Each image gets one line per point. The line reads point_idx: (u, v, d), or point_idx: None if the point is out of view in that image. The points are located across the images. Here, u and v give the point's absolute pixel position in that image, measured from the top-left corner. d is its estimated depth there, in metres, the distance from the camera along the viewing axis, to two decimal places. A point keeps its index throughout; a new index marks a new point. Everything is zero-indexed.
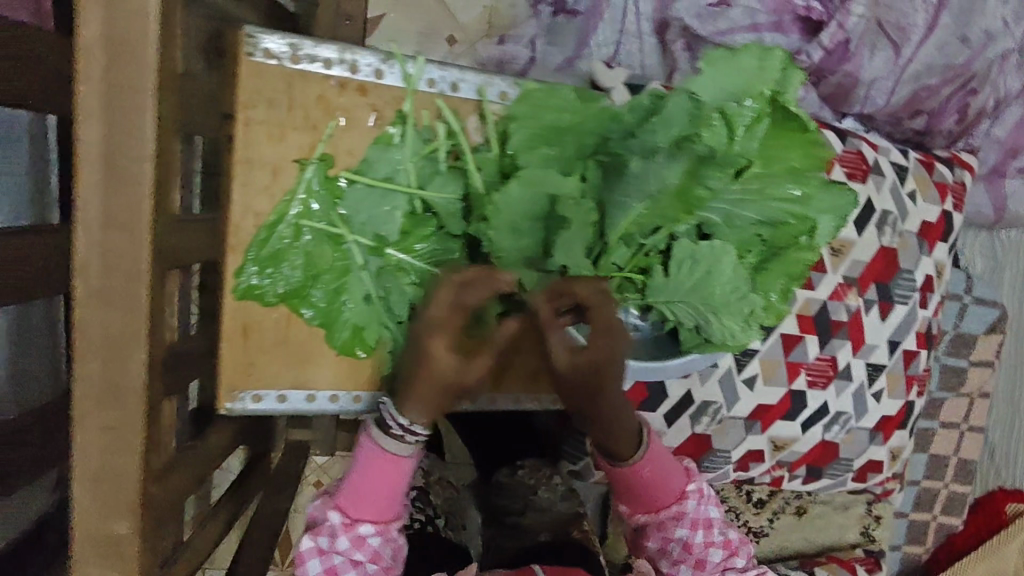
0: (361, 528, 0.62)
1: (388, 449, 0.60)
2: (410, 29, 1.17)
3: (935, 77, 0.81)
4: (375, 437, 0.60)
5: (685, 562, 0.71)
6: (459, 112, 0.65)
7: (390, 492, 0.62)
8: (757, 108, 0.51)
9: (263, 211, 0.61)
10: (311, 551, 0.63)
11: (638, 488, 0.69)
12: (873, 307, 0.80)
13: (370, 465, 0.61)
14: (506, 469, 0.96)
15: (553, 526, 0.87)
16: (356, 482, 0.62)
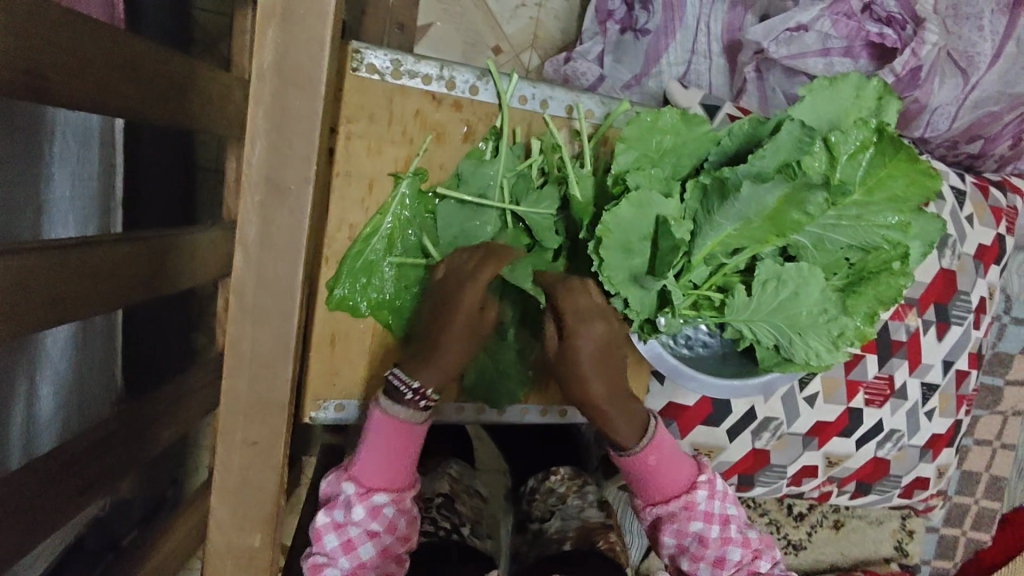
0: (376, 499, 0.58)
1: (399, 418, 0.58)
2: (457, 39, 1.18)
3: (998, 104, 0.82)
4: (385, 403, 0.58)
5: (704, 559, 0.65)
6: (548, 129, 0.66)
7: (401, 459, 0.59)
8: (862, 136, 0.53)
9: (357, 223, 0.62)
10: (327, 527, 0.58)
11: (651, 479, 0.64)
12: (932, 327, 0.81)
13: (382, 431, 0.58)
14: (539, 474, 0.94)
15: (578, 534, 0.84)
16: (365, 453, 0.58)
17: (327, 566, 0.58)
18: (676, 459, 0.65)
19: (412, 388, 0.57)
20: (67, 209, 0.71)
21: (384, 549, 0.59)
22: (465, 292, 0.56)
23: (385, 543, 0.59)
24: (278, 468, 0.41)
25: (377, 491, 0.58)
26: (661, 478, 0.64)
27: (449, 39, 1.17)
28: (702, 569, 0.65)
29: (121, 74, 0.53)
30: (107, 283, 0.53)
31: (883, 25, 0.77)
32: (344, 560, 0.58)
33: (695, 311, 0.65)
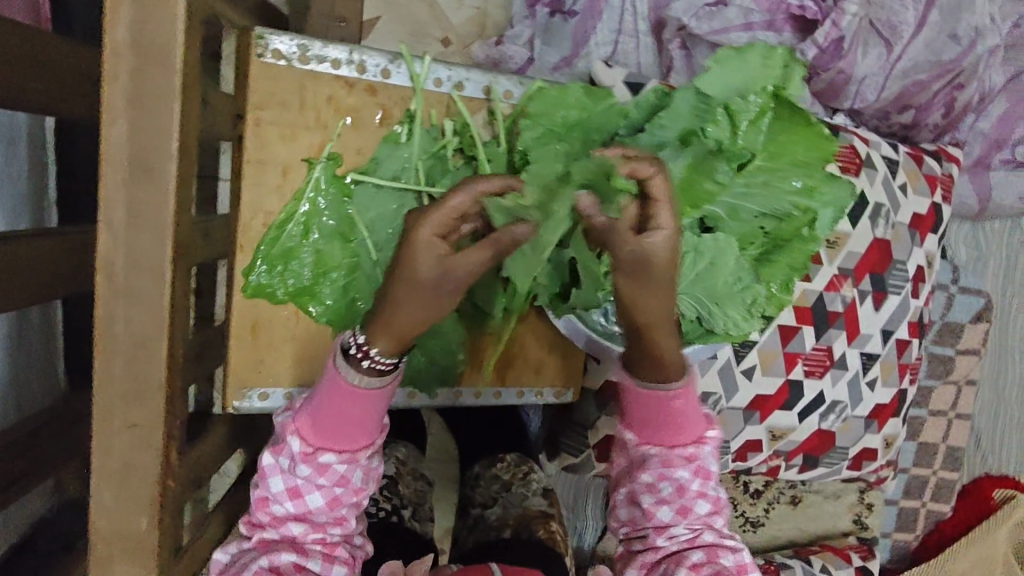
0: (324, 457, 0.53)
1: (352, 383, 0.51)
2: (402, 31, 1.18)
3: (923, 73, 0.82)
4: (343, 360, 0.51)
5: (670, 504, 0.61)
6: (466, 110, 0.66)
7: (354, 424, 0.52)
8: (761, 102, 0.51)
9: (273, 210, 0.62)
10: (273, 468, 0.54)
11: (662, 416, 0.60)
12: (868, 297, 0.81)
13: (333, 391, 0.52)
14: (484, 460, 0.96)
15: (517, 520, 0.86)
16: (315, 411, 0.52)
17: (274, 503, 0.54)
18: (691, 409, 0.60)
19: (359, 345, 0.51)
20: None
21: (334, 499, 0.54)
22: (414, 239, 0.43)
23: (335, 494, 0.54)
24: (160, 449, 0.41)
25: (325, 449, 0.53)
26: (668, 422, 0.59)
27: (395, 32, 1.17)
28: (662, 510, 0.61)
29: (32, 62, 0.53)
30: (29, 279, 0.53)
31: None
32: (290, 504, 0.54)
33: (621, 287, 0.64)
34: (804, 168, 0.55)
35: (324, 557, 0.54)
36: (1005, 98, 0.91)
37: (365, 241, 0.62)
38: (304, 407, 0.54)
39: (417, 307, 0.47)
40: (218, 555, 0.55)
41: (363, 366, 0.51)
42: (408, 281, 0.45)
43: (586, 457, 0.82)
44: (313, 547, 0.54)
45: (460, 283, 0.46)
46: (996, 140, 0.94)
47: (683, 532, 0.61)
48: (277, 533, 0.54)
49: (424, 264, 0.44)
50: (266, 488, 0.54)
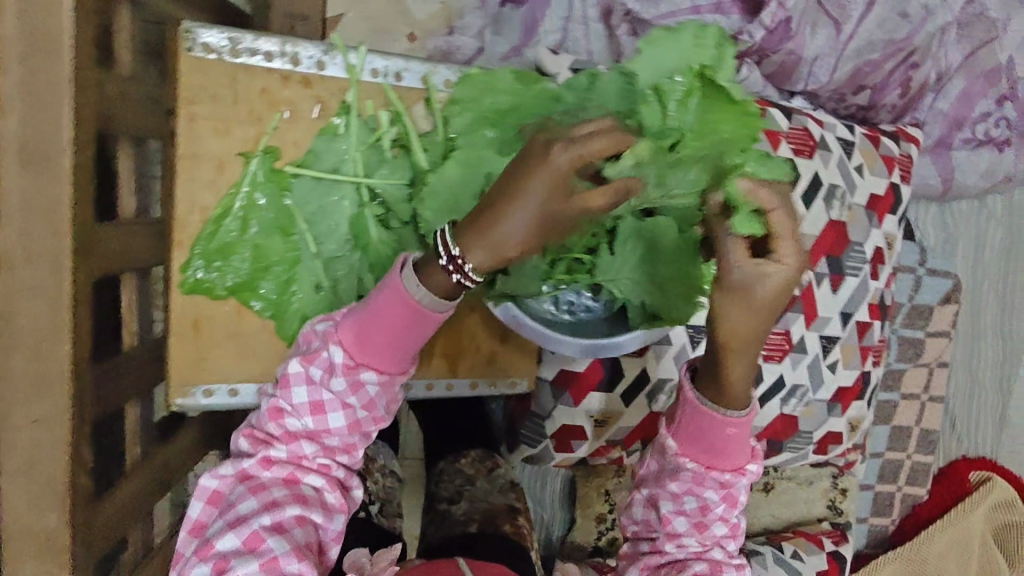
0: (362, 374, 0.52)
1: (409, 300, 0.50)
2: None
3: (877, 51, 0.82)
4: (407, 272, 0.50)
5: (688, 517, 0.57)
6: (405, 101, 0.66)
7: (398, 345, 0.51)
8: (687, 82, 0.52)
9: (209, 205, 0.61)
10: (302, 378, 0.53)
11: (714, 437, 0.54)
12: (825, 279, 0.81)
13: (388, 303, 0.50)
14: (449, 456, 0.95)
15: (484, 514, 0.84)
16: (362, 323, 0.51)
17: (291, 415, 0.53)
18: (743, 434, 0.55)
19: (449, 255, 0.47)
20: None
21: (353, 423, 0.53)
22: (552, 160, 0.42)
23: (355, 418, 0.53)
24: (66, 444, 0.41)
25: (364, 365, 0.51)
26: (714, 440, 0.54)
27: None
28: (679, 520, 0.58)
29: None
30: None
31: None
32: (308, 419, 0.53)
33: (569, 276, 0.65)
34: (739, 146, 0.52)
35: (324, 483, 0.54)
36: (963, 76, 0.90)
37: (304, 235, 0.62)
38: (349, 317, 0.52)
39: (514, 231, 0.45)
40: (211, 476, 0.55)
41: (441, 273, 0.48)
42: (509, 201, 0.45)
43: (546, 445, 0.80)
44: (315, 477, 0.54)
45: (553, 226, 0.45)
46: (956, 119, 0.93)
47: (694, 544, 0.58)
48: (287, 450, 0.53)
49: (538, 185, 0.43)
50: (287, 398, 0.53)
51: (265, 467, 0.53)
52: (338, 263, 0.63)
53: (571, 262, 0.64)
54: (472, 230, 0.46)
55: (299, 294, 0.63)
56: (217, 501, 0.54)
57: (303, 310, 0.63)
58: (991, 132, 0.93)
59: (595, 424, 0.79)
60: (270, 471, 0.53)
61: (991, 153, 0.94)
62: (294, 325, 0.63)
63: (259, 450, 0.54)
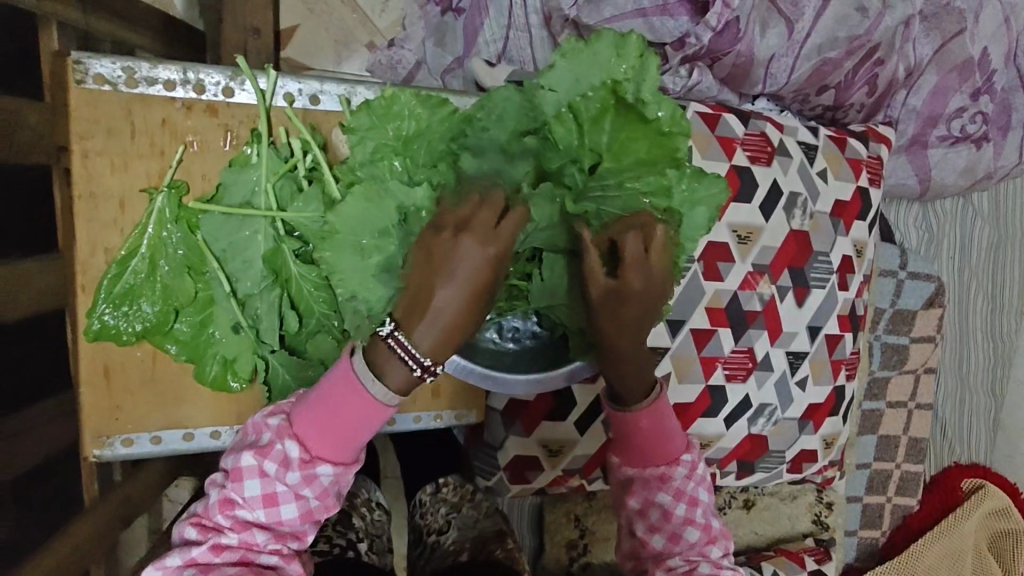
0: (317, 469, 0.46)
1: (368, 391, 0.45)
2: (326, 40, 1.14)
3: (838, 49, 0.76)
4: (365, 355, 0.45)
5: (660, 531, 0.58)
6: (323, 125, 0.62)
7: (356, 439, 0.46)
8: (601, 97, 0.46)
9: (113, 245, 0.58)
10: (253, 470, 0.46)
11: (640, 440, 0.57)
12: (788, 293, 0.77)
13: (349, 395, 0.45)
14: (429, 486, 0.93)
15: (475, 542, 0.83)
16: (314, 414, 0.46)
17: (240, 506, 0.46)
18: (669, 427, 0.57)
19: (418, 361, 0.43)
20: None
21: (306, 513, 0.47)
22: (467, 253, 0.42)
23: (309, 508, 0.47)
24: None
25: (322, 461, 0.46)
26: (646, 445, 0.57)
27: (318, 39, 1.14)
28: (654, 538, 0.58)
29: None
30: None
31: None
32: (260, 511, 0.46)
33: (508, 303, 0.62)
34: (659, 168, 0.49)
35: (280, 561, 0.47)
36: (934, 71, 0.85)
37: (216, 271, 0.58)
38: (303, 408, 0.47)
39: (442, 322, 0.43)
40: (153, 567, 0.46)
41: (408, 376, 0.44)
42: (444, 281, 0.42)
43: (500, 478, 0.77)
44: (270, 559, 0.47)
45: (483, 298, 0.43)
46: (930, 116, 0.88)
47: (680, 563, 0.57)
48: (238, 540, 0.46)
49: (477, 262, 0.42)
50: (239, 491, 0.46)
51: (216, 554, 0.46)
52: (255, 300, 0.59)
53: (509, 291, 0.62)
54: (418, 325, 0.43)
55: (216, 335, 0.60)
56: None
57: (219, 353, 0.60)
58: (968, 128, 0.88)
59: (548, 454, 0.75)
60: (220, 559, 0.46)
61: (968, 150, 0.89)
62: (211, 368, 0.60)
63: (210, 538, 0.47)
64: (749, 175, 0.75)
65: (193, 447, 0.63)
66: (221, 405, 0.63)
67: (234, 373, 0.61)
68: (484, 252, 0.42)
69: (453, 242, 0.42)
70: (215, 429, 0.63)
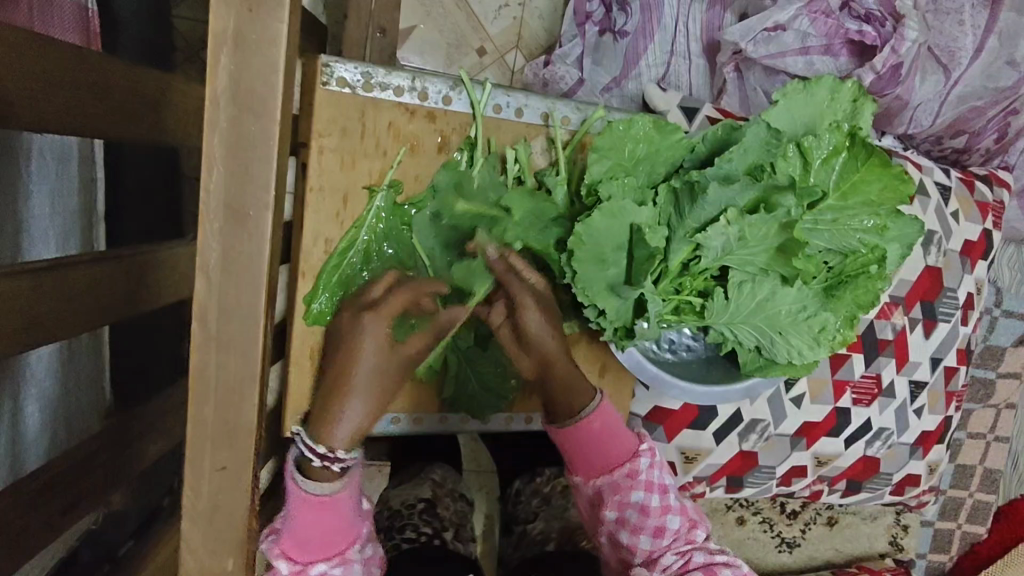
0: (314, 568, 0.55)
1: (314, 495, 0.54)
2: (441, 43, 1.10)
3: (982, 99, 0.82)
4: (296, 472, 0.55)
5: (644, 529, 0.65)
6: (523, 137, 0.66)
7: (331, 526, 0.56)
8: (835, 141, 0.53)
9: (333, 237, 0.62)
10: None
11: (592, 446, 0.66)
12: (918, 325, 0.81)
13: (301, 513, 0.55)
14: (525, 476, 0.93)
15: (562, 533, 0.84)
16: (289, 535, 0.55)
17: None
18: (617, 426, 0.67)
19: (319, 454, 0.54)
20: (49, 229, 0.72)
21: None
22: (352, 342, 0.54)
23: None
24: (246, 492, 0.41)
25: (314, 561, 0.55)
26: (601, 446, 0.66)
27: (434, 43, 1.09)
28: (641, 540, 0.65)
29: (70, 94, 0.54)
30: (84, 301, 0.55)
31: (862, 23, 0.77)
32: None
33: (676, 317, 0.62)
34: (875, 208, 0.55)
35: None
36: None
37: (426, 269, 0.62)
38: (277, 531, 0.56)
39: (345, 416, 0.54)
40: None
41: (319, 467, 0.54)
42: (349, 385, 0.54)
43: None
44: None
45: (385, 387, 0.55)
46: None
47: (675, 560, 0.64)
48: None
49: (366, 362, 0.54)
50: None
51: None
52: None
53: (679, 304, 0.62)
54: (317, 425, 0.54)
55: None
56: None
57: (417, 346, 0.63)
58: None
59: (684, 460, 0.79)
60: None
61: None
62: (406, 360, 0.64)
63: None
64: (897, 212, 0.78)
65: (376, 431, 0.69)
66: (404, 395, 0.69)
67: (425, 365, 0.65)
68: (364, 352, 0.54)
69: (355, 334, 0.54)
70: (397, 415, 0.68)
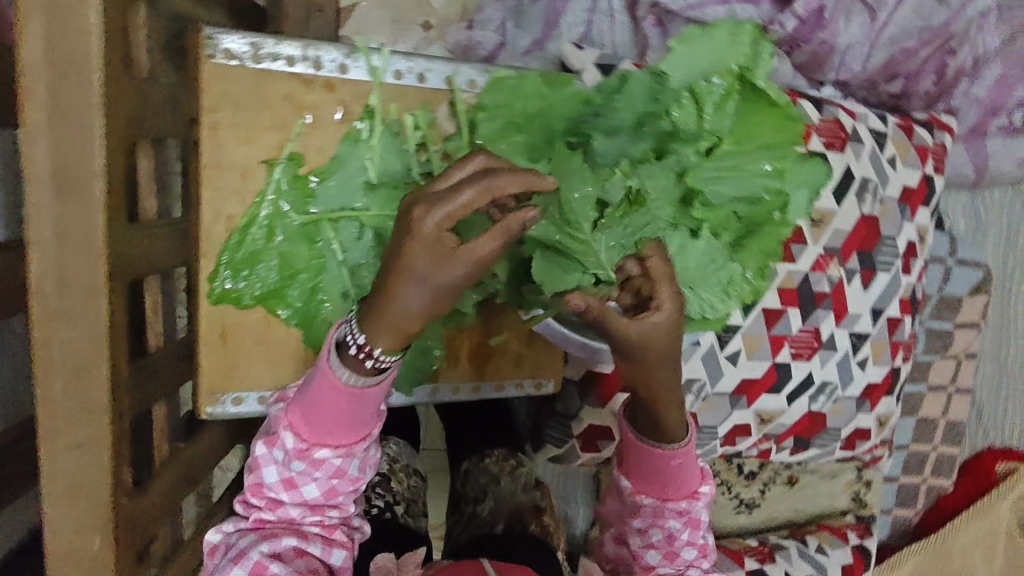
0: (318, 451, 0.52)
1: (340, 379, 0.50)
2: (384, 19, 1.07)
3: (912, 39, 0.81)
4: (333, 355, 0.50)
5: (659, 549, 0.66)
6: (429, 103, 0.65)
7: (347, 420, 0.51)
8: (725, 84, 0.49)
9: (235, 214, 0.61)
10: (267, 459, 0.54)
11: (662, 473, 0.63)
12: (856, 276, 0.80)
13: (322, 393, 0.50)
14: (473, 455, 0.87)
15: (510, 515, 0.79)
16: (305, 410, 0.51)
17: (267, 489, 0.55)
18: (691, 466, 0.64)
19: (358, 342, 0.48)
20: None
21: (329, 491, 0.55)
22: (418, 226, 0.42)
23: (330, 481, 0.54)
24: (108, 469, 0.40)
25: (319, 445, 0.52)
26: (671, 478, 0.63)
27: (375, 17, 1.07)
28: (650, 552, 0.67)
29: None
30: None
31: None
32: (282, 493, 0.54)
33: None
34: (776, 151, 0.52)
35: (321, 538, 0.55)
36: (999, 63, 0.88)
37: (331, 241, 0.60)
38: (294, 400, 0.53)
39: (409, 307, 0.45)
40: (213, 532, 0.56)
41: (354, 358, 0.49)
42: (408, 274, 0.43)
43: (572, 446, 0.81)
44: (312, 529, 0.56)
45: (451, 288, 0.44)
46: (992, 106, 0.91)
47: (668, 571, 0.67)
48: (273, 516, 0.55)
49: (421, 260, 0.43)
50: (260, 478, 0.54)
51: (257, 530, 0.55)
52: (364, 270, 0.61)
53: None
54: (368, 316, 0.47)
55: (325, 303, 0.62)
56: (217, 555, 0.56)
57: (328, 319, 0.62)
58: None
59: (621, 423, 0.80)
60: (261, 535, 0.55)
61: None
62: (320, 332, 0.63)
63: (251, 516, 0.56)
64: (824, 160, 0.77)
65: None
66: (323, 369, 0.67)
67: None
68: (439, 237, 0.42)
69: (413, 218, 0.42)
70: None
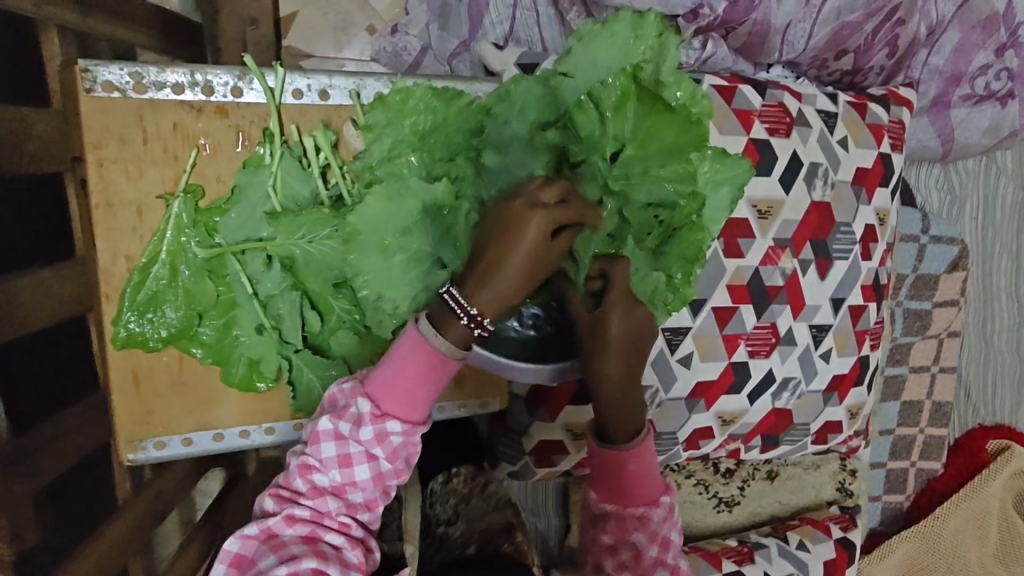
0: (388, 426, 0.46)
1: (432, 346, 0.45)
2: (325, 26, 1.00)
3: (856, 12, 0.77)
4: (429, 320, 0.46)
5: (629, 570, 0.58)
6: (334, 121, 0.62)
7: (427, 392, 0.46)
8: (621, 85, 0.45)
9: (135, 253, 0.59)
10: (328, 432, 0.46)
11: (623, 478, 0.57)
12: (811, 266, 0.76)
13: (409, 358, 0.46)
14: (438, 476, 0.80)
15: (484, 535, 0.71)
16: (386, 379, 0.46)
17: (317, 470, 0.47)
18: (652, 471, 0.58)
19: (467, 313, 0.44)
20: None
21: (378, 476, 0.47)
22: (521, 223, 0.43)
23: (381, 471, 0.47)
24: None
25: (392, 415, 0.46)
26: (630, 482, 0.57)
27: (317, 26, 1.00)
28: None
29: None
30: None
31: None
32: (335, 473, 0.46)
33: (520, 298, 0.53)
34: (682, 154, 0.47)
35: (346, 542, 0.46)
36: (956, 28, 0.84)
37: (238, 275, 0.58)
38: (370, 372, 0.48)
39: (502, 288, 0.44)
40: (233, 536, 0.47)
41: (459, 328, 0.45)
42: (505, 261, 0.44)
43: (525, 462, 0.82)
44: (336, 537, 0.46)
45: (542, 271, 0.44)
46: (953, 75, 0.85)
47: None
48: (310, 507, 0.46)
49: (528, 240, 0.43)
50: (315, 453, 0.46)
51: (288, 525, 0.46)
52: (277, 302, 0.58)
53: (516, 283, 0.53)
54: (470, 289, 0.44)
55: (240, 337, 0.60)
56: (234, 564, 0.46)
57: (244, 354, 0.60)
58: (993, 85, 0.85)
59: (572, 437, 0.80)
60: (290, 532, 0.46)
61: (994, 108, 0.86)
62: (237, 369, 0.61)
63: (284, 507, 0.47)
64: (768, 147, 0.73)
65: (225, 447, 0.64)
66: (247, 406, 0.64)
67: (259, 374, 0.61)
68: (541, 230, 0.43)
69: (523, 209, 0.43)
70: (244, 428, 0.64)
